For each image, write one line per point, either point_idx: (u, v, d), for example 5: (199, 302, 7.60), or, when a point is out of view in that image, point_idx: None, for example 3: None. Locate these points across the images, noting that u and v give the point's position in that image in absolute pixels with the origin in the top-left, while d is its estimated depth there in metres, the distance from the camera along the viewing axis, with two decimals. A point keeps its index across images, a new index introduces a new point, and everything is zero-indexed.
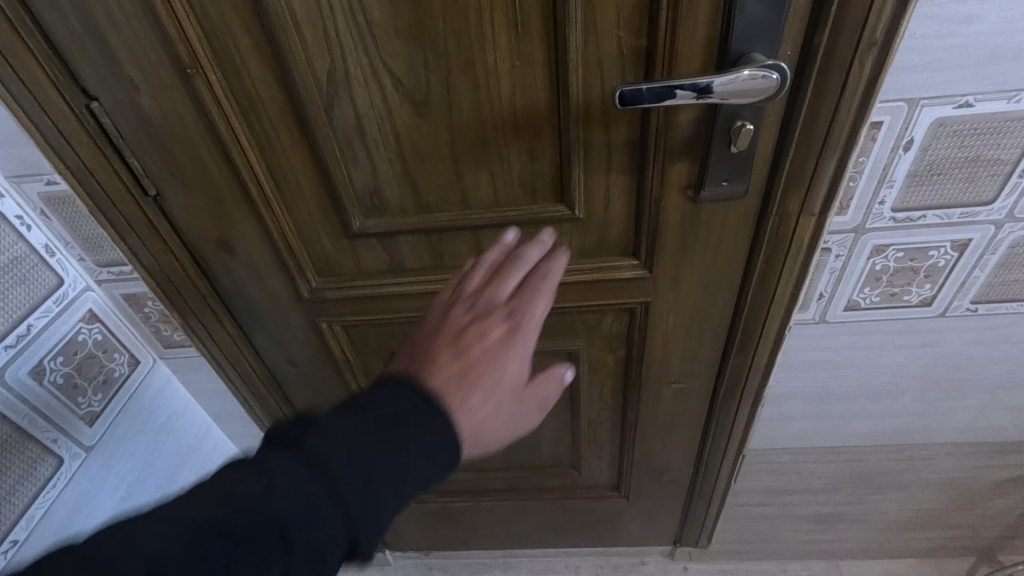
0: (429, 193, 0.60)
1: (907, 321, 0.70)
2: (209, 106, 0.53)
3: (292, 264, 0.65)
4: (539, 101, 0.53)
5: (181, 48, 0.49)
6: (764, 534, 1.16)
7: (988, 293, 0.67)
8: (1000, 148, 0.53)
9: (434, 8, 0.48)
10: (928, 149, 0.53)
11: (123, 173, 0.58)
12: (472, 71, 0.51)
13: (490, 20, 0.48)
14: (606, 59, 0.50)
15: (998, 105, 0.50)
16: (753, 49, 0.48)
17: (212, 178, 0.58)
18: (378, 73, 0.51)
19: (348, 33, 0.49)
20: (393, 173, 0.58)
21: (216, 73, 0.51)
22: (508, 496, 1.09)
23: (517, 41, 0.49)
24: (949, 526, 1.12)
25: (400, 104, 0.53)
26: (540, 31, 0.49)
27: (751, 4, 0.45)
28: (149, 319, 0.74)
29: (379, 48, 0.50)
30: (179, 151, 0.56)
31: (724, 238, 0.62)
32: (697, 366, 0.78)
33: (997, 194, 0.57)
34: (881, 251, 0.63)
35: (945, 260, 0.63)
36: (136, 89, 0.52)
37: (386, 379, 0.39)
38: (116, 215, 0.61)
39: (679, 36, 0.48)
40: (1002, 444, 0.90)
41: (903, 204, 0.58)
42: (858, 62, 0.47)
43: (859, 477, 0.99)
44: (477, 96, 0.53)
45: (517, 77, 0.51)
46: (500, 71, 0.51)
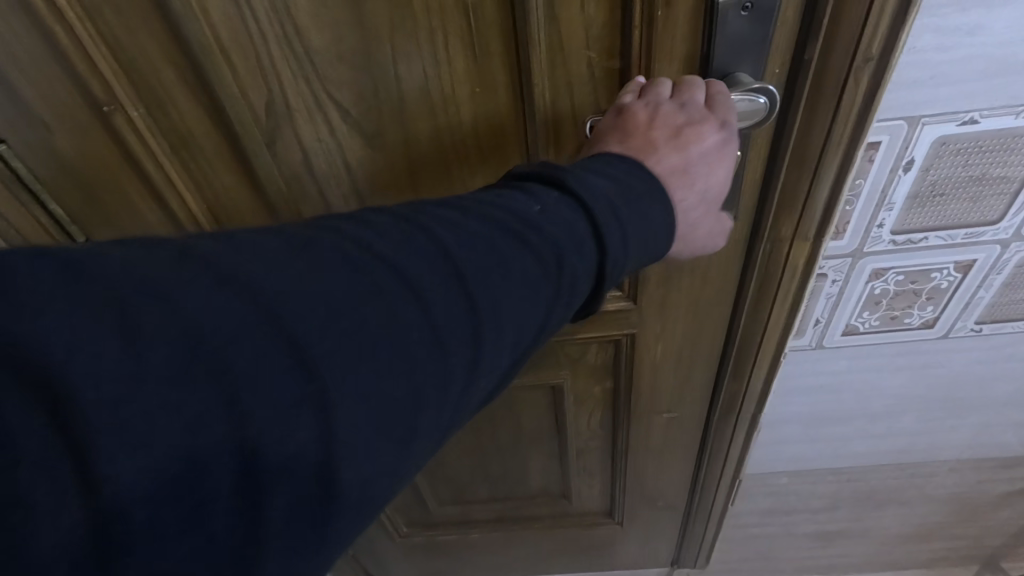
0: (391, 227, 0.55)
1: (907, 343, 0.66)
2: (134, 145, 0.47)
3: None
4: (505, 129, 0.48)
5: (95, 85, 0.44)
6: (764, 552, 1.12)
7: (993, 313, 0.63)
8: (1007, 166, 0.49)
9: (379, 30, 0.42)
10: (929, 169, 0.49)
11: (45, 221, 0.52)
12: (428, 98, 0.46)
13: (444, 42, 0.43)
14: (575, 82, 0.45)
15: (1005, 121, 0.46)
16: (735, 69, 0.43)
17: (147, 221, 0.53)
18: (323, 104, 0.46)
19: (284, 61, 0.43)
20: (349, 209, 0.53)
21: (140, 110, 0.46)
22: (497, 526, 1.04)
23: (474, 64, 0.44)
24: (951, 537, 1.09)
25: (351, 136, 0.48)
26: (501, 53, 0.44)
27: (733, 19, 0.41)
28: None
29: (321, 76, 0.44)
30: (106, 193, 0.51)
31: (713, 266, 0.58)
32: (689, 394, 0.74)
33: (1003, 213, 0.52)
34: (880, 274, 0.58)
35: (948, 281, 0.59)
36: (49, 130, 0.46)
37: (553, 218, 0.33)
38: None
39: (655, 55, 0.43)
40: (1006, 459, 0.87)
41: (903, 225, 0.54)
42: (854, 79, 0.42)
43: (859, 496, 0.95)
44: (435, 125, 0.47)
45: (478, 102, 0.46)
46: (459, 97, 0.46)
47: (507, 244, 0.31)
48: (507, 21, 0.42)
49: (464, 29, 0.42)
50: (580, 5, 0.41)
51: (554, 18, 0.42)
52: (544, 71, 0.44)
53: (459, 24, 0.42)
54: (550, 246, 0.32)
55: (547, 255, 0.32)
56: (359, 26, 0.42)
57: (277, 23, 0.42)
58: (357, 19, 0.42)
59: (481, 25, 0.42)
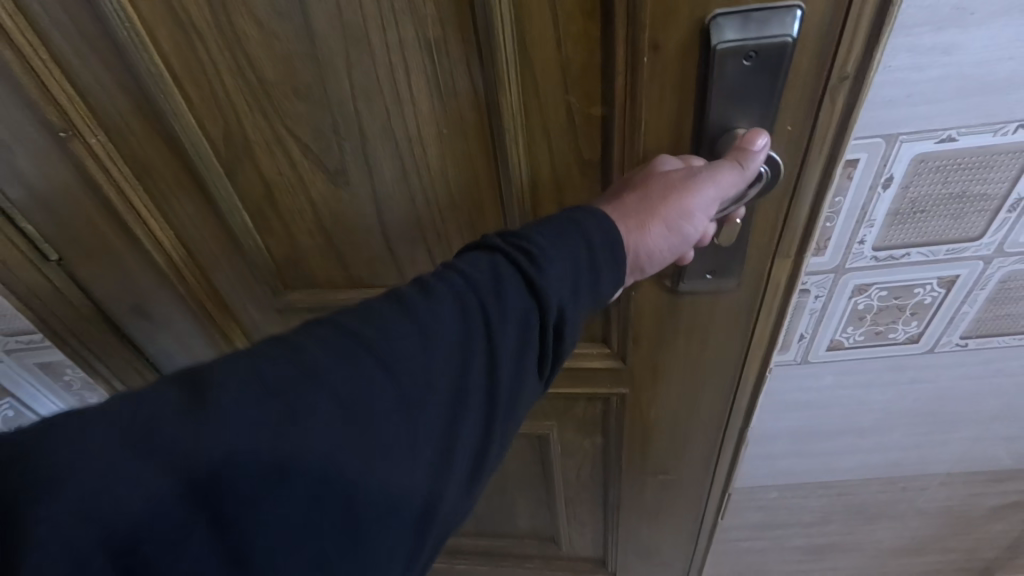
0: (368, 254, 0.55)
1: (894, 358, 0.66)
2: (93, 169, 0.50)
3: (214, 328, 0.64)
4: (476, 172, 0.48)
5: (53, 113, 0.47)
6: (756, 568, 1.12)
7: (978, 328, 0.62)
8: (987, 182, 0.48)
9: (337, 66, 0.43)
10: (909, 186, 0.49)
11: (19, 240, 0.55)
12: (392, 137, 0.46)
13: (407, 78, 0.43)
14: (552, 126, 0.45)
15: (984, 139, 0.46)
16: (743, 124, 0.43)
17: (114, 247, 0.56)
18: (281, 138, 0.47)
19: (237, 92, 0.45)
20: (316, 245, 0.55)
21: (102, 135, 0.49)
22: (485, 560, 1.02)
23: (441, 105, 0.44)
24: (946, 550, 1.08)
25: (313, 171, 0.49)
26: (468, 94, 0.43)
27: (736, 66, 0.40)
28: (71, 388, 0.69)
29: (278, 110, 0.45)
30: (70, 214, 0.54)
31: (707, 328, 0.59)
32: (682, 458, 0.74)
33: (985, 229, 0.52)
34: (863, 290, 0.58)
35: (932, 297, 0.59)
36: (11, 149, 0.50)
37: (467, 271, 0.37)
38: (17, 283, 0.58)
39: (642, 99, 0.42)
40: (997, 472, 0.86)
41: (885, 242, 0.53)
42: (830, 98, 0.42)
43: (849, 510, 0.94)
44: (400, 165, 0.48)
45: (446, 143, 0.46)
46: (427, 137, 0.46)
47: (426, 319, 0.35)
48: (475, 60, 0.42)
49: (427, 70, 0.42)
50: (555, 45, 0.41)
51: (524, 61, 0.42)
52: (518, 118, 0.44)
53: (419, 65, 0.42)
54: (465, 310, 0.36)
55: (467, 318, 0.36)
56: (319, 61, 0.42)
57: (230, 56, 0.43)
58: (314, 54, 0.42)
59: (447, 62, 0.42)
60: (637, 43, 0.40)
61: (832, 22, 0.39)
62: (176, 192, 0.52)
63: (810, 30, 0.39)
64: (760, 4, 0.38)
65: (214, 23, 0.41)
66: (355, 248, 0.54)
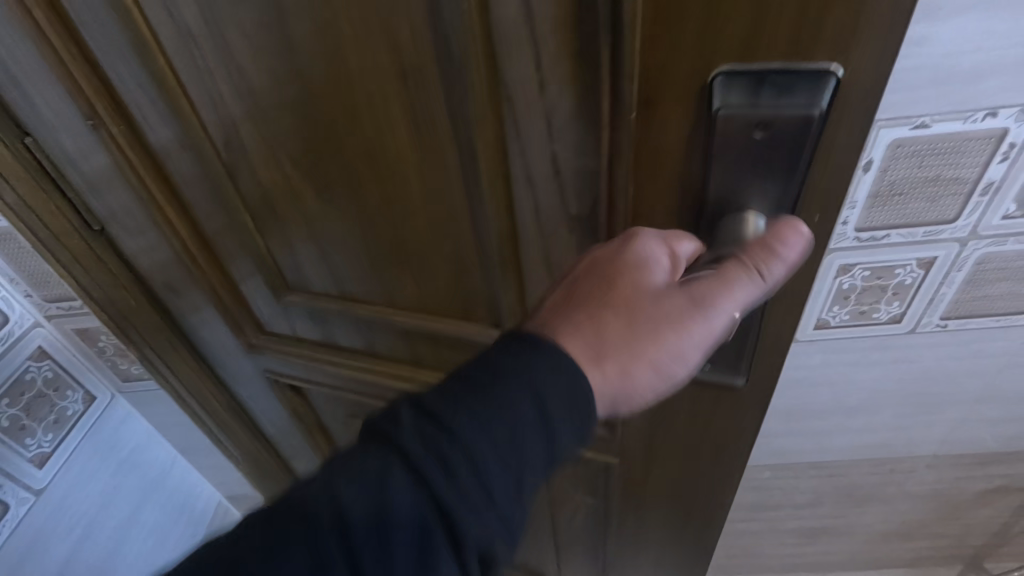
0: (356, 266, 0.59)
1: (878, 338, 0.70)
2: (117, 156, 0.55)
3: (228, 315, 0.68)
4: (455, 206, 0.50)
5: (83, 104, 0.52)
6: (749, 549, 1.16)
7: (957, 309, 0.66)
8: (959, 167, 0.52)
9: (318, 86, 0.45)
10: (888, 170, 0.53)
11: (66, 209, 0.61)
12: (374, 161, 0.49)
13: (385, 107, 0.45)
14: (536, 175, 0.44)
15: (955, 126, 0.49)
16: (761, 196, 0.40)
17: (139, 230, 0.61)
18: (275, 147, 0.51)
19: (235, 98, 0.48)
20: (311, 253, 0.59)
21: (122, 125, 0.54)
22: None
23: (417, 133, 0.46)
24: (935, 536, 1.12)
25: (303, 182, 0.53)
26: (444, 130, 0.45)
27: (746, 138, 0.37)
28: (104, 354, 0.80)
29: (270, 122, 0.49)
30: (104, 194, 0.59)
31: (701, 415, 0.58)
32: (676, 522, 0.74)
33: (959, 212, 0.56)
34: (847, 270, 0.62)
35: (912, 277, 0.62)
36: (56, 129, 0.54)
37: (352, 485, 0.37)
38: (63, 250, 0.64)
39: (639, 158, 0.41)
40: (981, 455, 0.89)
41: (866, 223, 0.57)
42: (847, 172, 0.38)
43: (840, 492, 0.98)
44: (382, 187, 0.50)
45: (423, 174, 0.49)
46: (405, 165, 0.48)
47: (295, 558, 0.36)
48: (449, 96, 0.43)
49: (403, 104, 0.44)
50: (538, 90, 0.40)
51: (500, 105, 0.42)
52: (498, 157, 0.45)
53: (397, 98, 0.44)
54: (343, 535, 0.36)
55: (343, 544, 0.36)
56: (305, 83, 0.45)
57: (227, 64, 0.46)
58: (296, 69, 0.45)
59: (422, 92, 0.43)
60: (627, 97, 0.38)
61: (872, 84, 0.34)
62: (189, 183, 0.57)
63: (843, 95, 0.35)
64: (786, 66, 0.35)
65: (212, 31, 0.45)
66: (346, 264, 0.59)
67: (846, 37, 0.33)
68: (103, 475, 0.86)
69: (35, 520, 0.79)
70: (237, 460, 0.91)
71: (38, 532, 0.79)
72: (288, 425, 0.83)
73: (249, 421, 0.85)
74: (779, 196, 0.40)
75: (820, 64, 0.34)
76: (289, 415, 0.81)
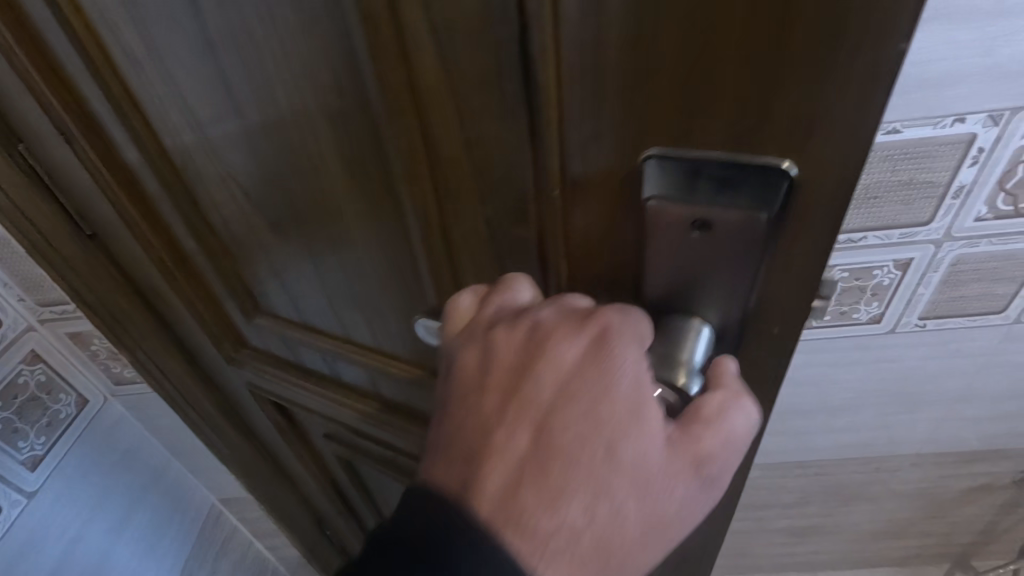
0: (317, 298, 0.58)
1: (859, 338, 0.71)
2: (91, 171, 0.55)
3: (209, 327, 0.69)
4: (401, 250, 0.48)
5: (55, 119, 0.51)
6: (740, 549, 1.17)
7: (935, 310, 0.68)
8: (931, 171, 0.54)
9: (255, 127, 0.43)
10: (862, 173, 0.54)
11: (58, 214, 0.62)
12: (317, 202, 0.47)
13: (320, 152, 0.43)
14: (471, 227, 0.43)
15: (925, 131, 0.51)
16: (708, 290, 0.36)
17: (123, 239, 0.62)
18: (226, 178, 0.50)
19: (185, 129, 0.47)
20: (273, 280, 0.59)
21: (100, 144, 0.53)
22: None
23: (356, 179, 0.44)
24: (922, 535, 1.13)
25: (255, 213, 0.51)
26: (381, 177, 0.43)
27: (680, 232, 0.34)
28: (97, 357, 0.81)
29: (217, 154, 0.47)
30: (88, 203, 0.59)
31: None
32: None
33: (932, 214, 0.58)
34: (826, 271, 0.63)
35: (890, 279, 0.64)
36: (43, 137, 0.55)
37: None
38: (55, 255, 0.65)
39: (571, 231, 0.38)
40: (964, 453, 0.91)
41: (843, 225, 0.59)
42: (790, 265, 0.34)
43: (828, 491, 0.99)
44: (326, 226, 0.49)
45: (367, 220, 0.47)
46: (347, 208, 0.46)
47: None
48: (382, 144, 0.40)
49: (341, 151, 0.42)
50: (465, 146, 0.37)
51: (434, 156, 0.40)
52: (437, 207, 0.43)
53: (334, 143, 0.42)
54: None
55: None
56: (244, 124, 0.43)
57: (173, 96, 0.44)
58: (233, 109, 0.43)
59: (355, 139, 0.41)
60: (547, 170, 0.35)
61: (833, 182, 0.30)
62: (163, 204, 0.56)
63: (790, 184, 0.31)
64: (730, 157, 0.30)
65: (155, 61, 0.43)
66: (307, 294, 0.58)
67: (794, 132, 0.28)
68: (97, 478, 0.87)
69: (28, 523, 0.79)
70: (227, 463, 0.94)
71: (31, 534, 0.79)
72: (275, 433, 0.84)
73: (238, 427, 0.86)
74: (726, 288, 0.36)
75: (770, 159, 0.30)
76: (276, 423, 0.82)
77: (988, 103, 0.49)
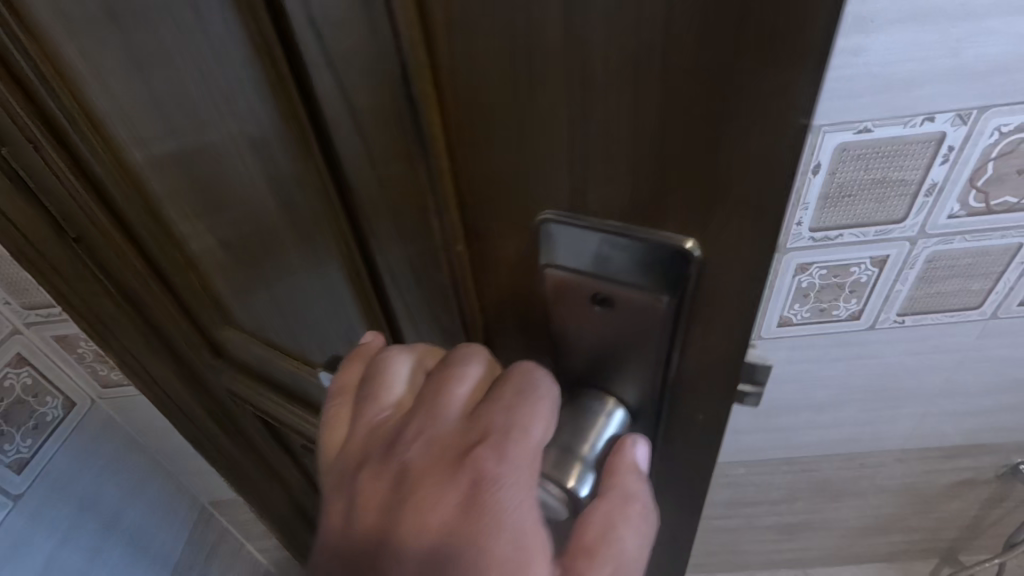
0: (274, 325, 0.55)
1: (839, 335, 0.72)
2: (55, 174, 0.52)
3: (190, 334, 0.68)
4: (341, 285, 0.43)
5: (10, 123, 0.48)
6: (731, 546, 1.18)
7: (913, 306, 0.69)
8: (903, 170, 0.55)
9: (192, 144, 0.39)
10: (836, 172, 0.55)
11: (41, 215, 0.60)
12: (259, 226, 0.43)
13: (254, 177, 0.39)
14: (398, 273, 0.37)
15: (896, 130, 0.52)
16: (621, 359, 0.32)
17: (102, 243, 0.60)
18: (178, 190, 0.46)
19: (133, 139, 0.43)
20: (238, 295, 0.56)
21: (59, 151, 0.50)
22: None
23: (290, 208, 0.40)
24: (910, 530, 1.14)
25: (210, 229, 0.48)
26: (313, 209, 0.38)
27: (585, 297, 0.30)
28: (84, 360, 0.82)
29: (165, 166, 0.44)
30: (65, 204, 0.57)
31: None
32: None
33: (906, 212, 0.59)
34: (805, 269, 0.64)
35: (867, 275, 0.65)
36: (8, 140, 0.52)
37: None
38: (42, 255, 0.65)
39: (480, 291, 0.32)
40: (947, 449, 0.92)
41: (820, 224, 0.60)
42: (706, 342, 0.30)
43: (815, 487, 1.00)
44: (270, 252, 0.45)
45: (307, 250, 0.43)
46: (286, 237, 0.42)
47: None
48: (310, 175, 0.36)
49: (266, 182, 0.39)
50: (377, 183, 0.32)
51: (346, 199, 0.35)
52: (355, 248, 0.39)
53: (261, 172, 0.38)
54: None
55: None
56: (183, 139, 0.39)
57: (115, 105, 0.41)
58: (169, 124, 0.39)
59: (284, 166, 0.37)
60: (447, 226, 0.30)
61: (744, 264, 0.26)
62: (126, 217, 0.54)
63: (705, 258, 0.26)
64: (624, 228, 0.26)
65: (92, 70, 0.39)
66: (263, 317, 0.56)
67: (706, 203, 0.24)
68: (84, 481, 0.86)
69: (13, 526, 0.78)
70: (215, 466, 0.94)
71: (16, 538, 0.78)
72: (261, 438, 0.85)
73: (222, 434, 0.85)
74: (639, 364, 0.32)
75: (674, 236, 0.26)
76: (261, 430, 0.82)
77: (956, 103, 0.50)
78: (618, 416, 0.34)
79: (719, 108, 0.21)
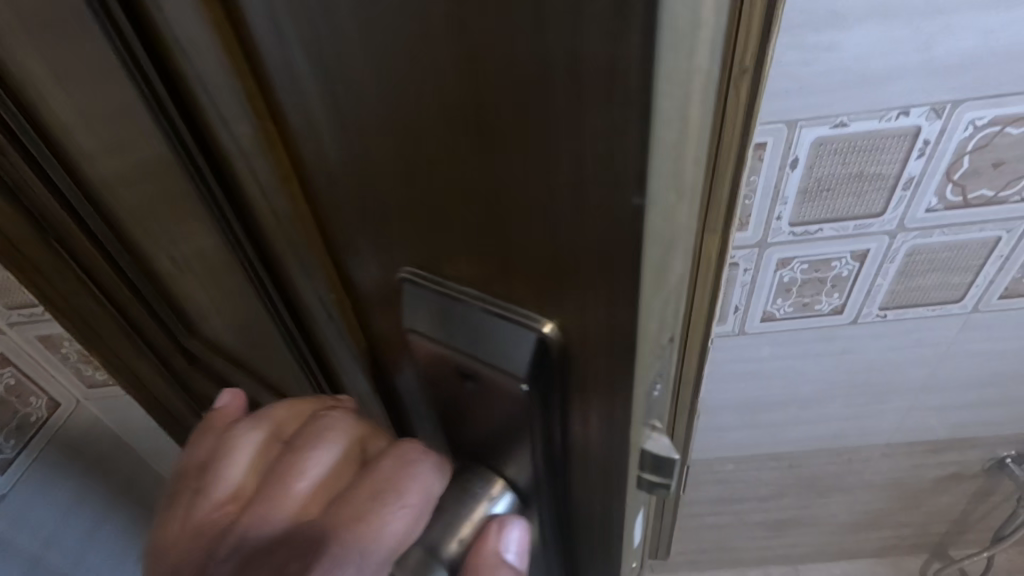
0: (233, 349, 0.52)
1: (822, 329, 0.73)
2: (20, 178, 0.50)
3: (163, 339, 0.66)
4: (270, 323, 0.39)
5: None
6: (721, 542, 1.18)
7: (895, 300, 0.69)
8: (880, 164, 0.56)
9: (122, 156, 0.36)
10: (814, 167, 0.56)
11: (19, 215, 0.59)
12: (193, 247, 0.39)
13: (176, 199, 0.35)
14: (316, 310, 0.34)
15: (872, 124, 0.53)
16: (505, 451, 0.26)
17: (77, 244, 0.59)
18: (123, 203, 0.43)
19: (76, 147, 0.40)
20: (195, 312, 0.53)
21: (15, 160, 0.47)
22: None
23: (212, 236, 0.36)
24: (899, 525, 1.15)
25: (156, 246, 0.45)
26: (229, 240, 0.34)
27: (455, 375, 0.24)
28: (68, 360, 0.82)
29: (106, 175, 0.41)
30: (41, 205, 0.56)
31: None
32: None
33: (885, 206, 0.59)
34: (786, 263, 0.65)
35: (848, 270, 0.66)
36: None
37: None
38: (24, 253, 0.64)
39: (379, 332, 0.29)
40: (934, 443, 0.93)
41: (799, 218, 0.60)
42: (588, 436, 0.24)
43: (804, 483, 1.01)
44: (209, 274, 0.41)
45: (235, 282, 0.38)
46: (216, 264, 0.38)
47: None
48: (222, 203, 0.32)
49: (181, 203, 0.35)
50: (273, 202, 0.29)
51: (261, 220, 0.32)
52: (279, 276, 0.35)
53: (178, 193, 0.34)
54: None
55: None
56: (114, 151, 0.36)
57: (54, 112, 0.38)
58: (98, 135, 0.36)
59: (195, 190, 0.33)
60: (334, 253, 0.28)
61: (607, 361, 0.20)
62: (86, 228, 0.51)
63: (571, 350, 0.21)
64: (478, 299, 0.21)
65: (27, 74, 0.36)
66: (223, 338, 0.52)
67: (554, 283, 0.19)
68: (69, 481, 0.86)
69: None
70: None
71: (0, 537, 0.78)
72: None
73: None
74: (528, 452, 0.25)
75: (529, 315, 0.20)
76: None
77: (930, 97, 0.51)
78: (504, 505, 0.27)
79: (553, 145, 0.16)
